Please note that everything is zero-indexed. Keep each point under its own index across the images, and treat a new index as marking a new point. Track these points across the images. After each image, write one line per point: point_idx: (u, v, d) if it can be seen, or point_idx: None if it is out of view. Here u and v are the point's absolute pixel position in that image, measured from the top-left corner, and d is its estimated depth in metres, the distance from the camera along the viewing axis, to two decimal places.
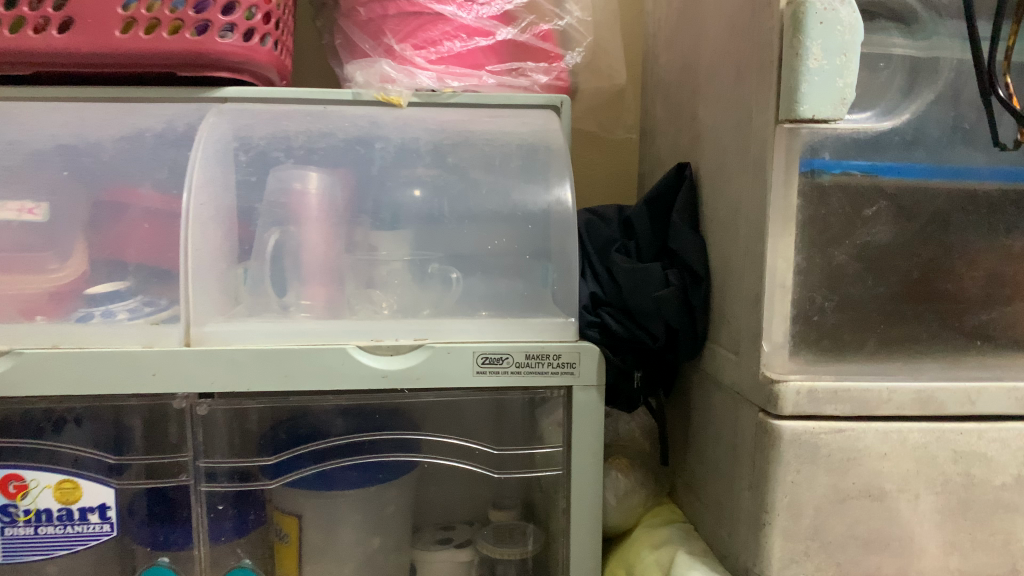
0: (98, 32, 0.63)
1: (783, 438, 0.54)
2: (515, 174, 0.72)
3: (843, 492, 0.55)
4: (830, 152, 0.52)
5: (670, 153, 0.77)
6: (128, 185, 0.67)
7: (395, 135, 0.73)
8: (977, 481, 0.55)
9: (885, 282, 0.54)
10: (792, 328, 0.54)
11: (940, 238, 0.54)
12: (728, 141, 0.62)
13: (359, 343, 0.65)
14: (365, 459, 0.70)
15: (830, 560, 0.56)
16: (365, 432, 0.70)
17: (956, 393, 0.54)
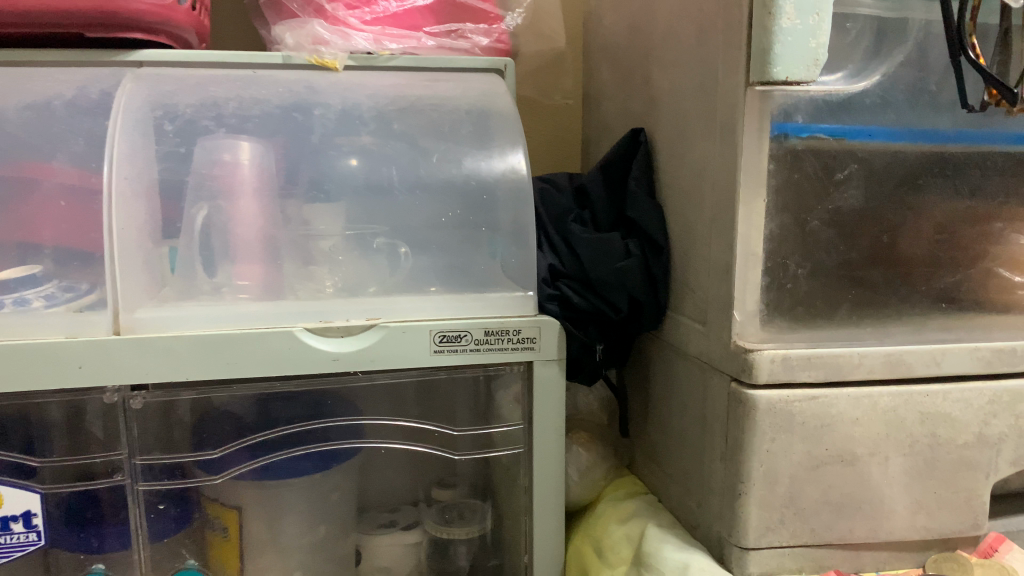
0: None
1: (758, 408, 0.53)
2: (465, 141, 0.68)
3: (816, 459, 0.55)
4: (804, 115, 0.51)
5: (620, 118, 0.75)
6: (38, 159, 0.59)
7: (335, 101, 0.68)
8: (943, 441, 0.56)
9: (857, 247, 0.54)
10: (765, 296, 0.54)
11: (912, 200, 0.54)
12: (691, 103, 0.60)
13: (307, 325, 0.61)
14: (321, 448, 0.66)
15: (805, 527, 0.56)
16: (314, 420, 0.65)
17: (923, 355, 0.54)
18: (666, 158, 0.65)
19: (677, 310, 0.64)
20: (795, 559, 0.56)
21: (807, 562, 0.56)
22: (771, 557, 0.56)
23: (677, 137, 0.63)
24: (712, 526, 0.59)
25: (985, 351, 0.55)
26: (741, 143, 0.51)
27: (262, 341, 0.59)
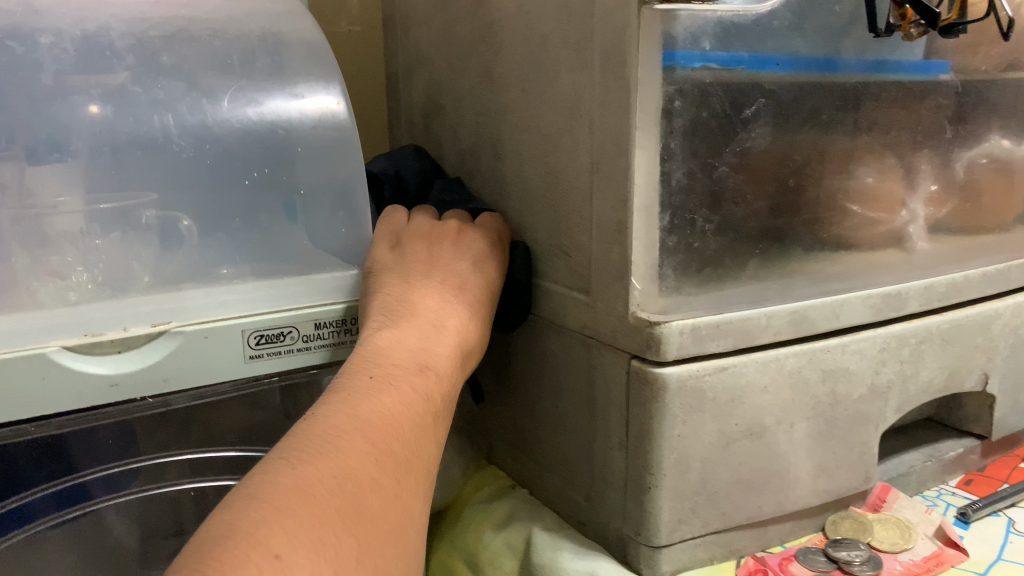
0: None
1: (668, 388, 0.46)
2: (260, 77, 0.52)
3: (726, 436, 0.48)
4: (711, 41, 0.43)
5: (442, 47, 0.63)
6: None
7: (68, 25, 0.49)
8: (841, 398, 0.52)
9: (762, 194, 0.47)
10: (669, 259, 0.46)
11: (811, 137, 0.49)
12: (553, 26, 0.49)
13: (68, 340, 0.43)
14: (97, 506, 0.49)
15: (716, 512, 0.49)
16: (90, 468, 0.49)
17: (825, 308, 0.50)
18: (516, 95, 0.54)
19: (546, 276, 0.54)
20: (706, 549, 0.50)
21: (718, 550, 0.51)
22: (683, 551, 0.49)
23: (532, 71, 0.52)
24: (611, 523, 0.51)
25: (876, 298, 0.52)
26: (634, 77, 0.42)
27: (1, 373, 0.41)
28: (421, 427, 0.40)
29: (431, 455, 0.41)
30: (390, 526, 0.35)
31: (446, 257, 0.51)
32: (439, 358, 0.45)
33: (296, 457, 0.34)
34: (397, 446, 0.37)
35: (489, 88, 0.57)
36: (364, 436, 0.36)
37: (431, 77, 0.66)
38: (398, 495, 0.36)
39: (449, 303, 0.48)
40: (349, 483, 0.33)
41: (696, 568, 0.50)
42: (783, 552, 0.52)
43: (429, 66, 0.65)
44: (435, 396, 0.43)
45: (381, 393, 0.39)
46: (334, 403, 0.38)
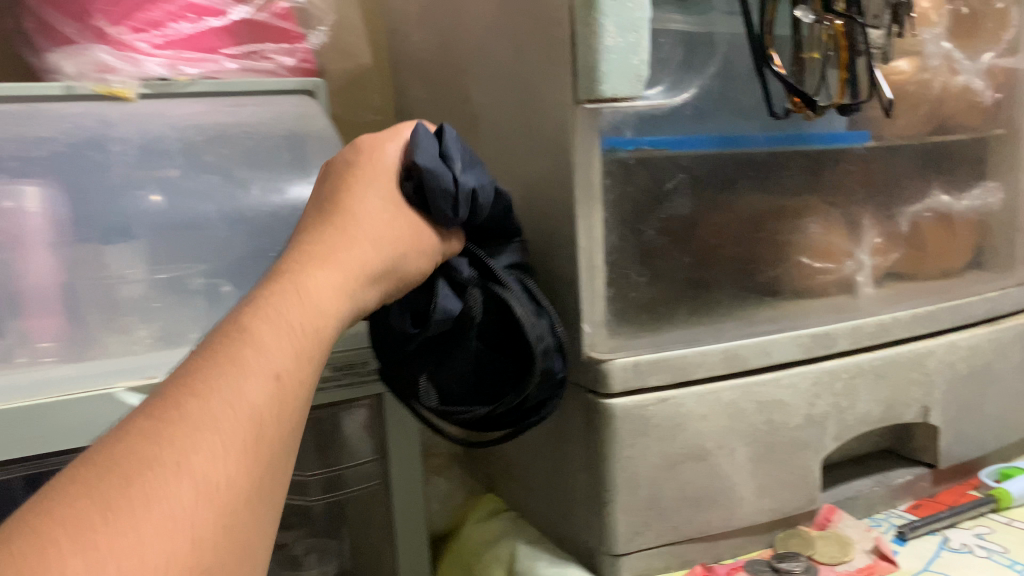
0: None
1: (615, 415, 0.54)
2: (285, 171, 0.67)
3: (672, 458, 0.56)
4: (631, 129, 0.53)
5: (439, 135, 0.75)
6: None
7: (134, 134, 0.62)
8: (778, 425, 0.59)
9: (687, 252, 0.57)
10: (611, 306, 0.55)
11: (729, 202, 0.59)
12: (516, 117, 0.60)
13: (131, 383, 0.53)
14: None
15: (668, 526, 0.57)
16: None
17: (754, 347, 0.58)
18: (493, 174, 0.65)
19: None
20: (661, 559, 0.57)
21: (673, 560, 0.58)
22: (640, 560, 0.57)
23: (504, 154, 0.63)
24: (580, 537, 0.59)
25: (804, 338, 0.60)
26: (574, 160, 0.52)
27: (76, 408, 0.51)
28: (250, 402, 0.31)
29: (287, 417, 0.33)
30: (186, 488, 0.28)
31: (332, 213, 0.44)
32: (288, 317, 0.36)
33: (52, 522, 0.25)
34: (202, 437, 0.29)
35: None
36: (150, 463, 0.27)
37: None
38: (219, 512, 0.28)
39: (320, 252, 0.41)
40: (147, 532, 0.26)
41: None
42: (732, 563, 0.59)
43: None
44: (288, 359, 0.34)
45: (193, 395, 0.30)
46: (125, 431, 0.29)
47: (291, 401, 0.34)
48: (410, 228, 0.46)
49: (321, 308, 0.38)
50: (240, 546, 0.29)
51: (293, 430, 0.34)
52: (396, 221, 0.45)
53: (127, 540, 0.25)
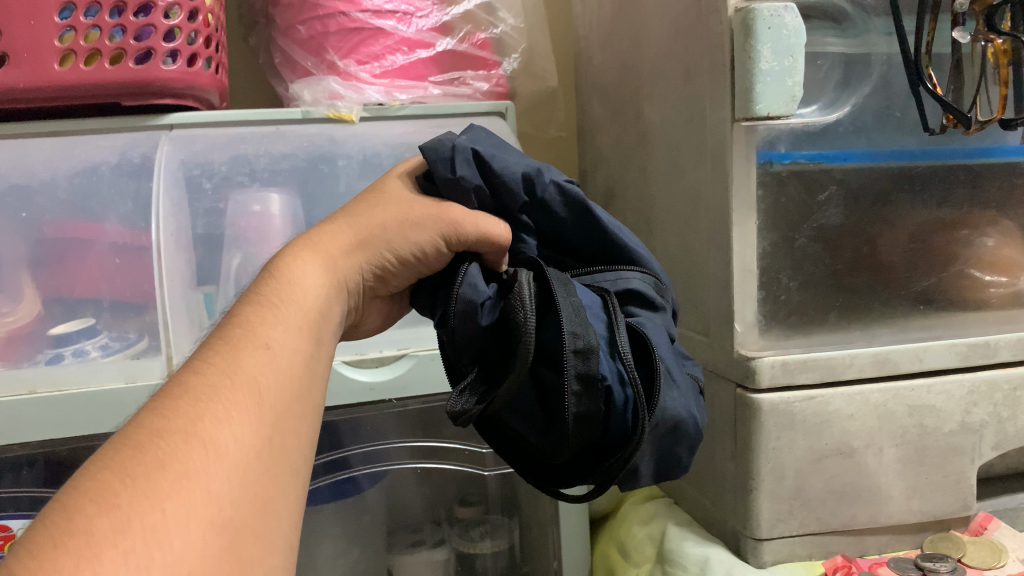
0: (33, 65, 0.60)
1: (762, 409, 0.58)
2: None
3: (817, 452, 0.59)
4: (785, 144, 0.58)
5: (616, 148, 0.82)
6: (91, 222, 0.67)
7: (356, 151, 0.75)
8: (930, 430, 0.61)
9: (839, 259, 0.61)
10: (762, 308, 0.60)
11: (885, 214, 0.61)
12: (681, 135, 0.66)
13: (346, 357, 0.66)
14: (351, 473, 0.76)
15: (811, 517, 0.61)
16: (349, 448, 0.75)
17: (907, 352, 0.60)
18: (660, 185, 0.71)
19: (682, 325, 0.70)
20: (804, 547, 0.61)
21: (816, 548, 0.62)
22: (783, 545, 0.61)
23: (671, 167, 0.69)
24: (728, 521, 0.64)
25: (961, 346, 0.61)
26: (731, 172, 0.57)
27: None
28: (245, 372, 0.33)
29: (289, 383, 0.34)
30: (194, 464, 0.28)
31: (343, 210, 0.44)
32: (273, 305, 0.37)
33: (82, 497, 0.26)
34: (206, 408, 0.30)
35: (647, 180, 0.75)
36: (158, 433, 0.29)
37: (608, 172, 0.85)
38: (235, 469, 0.29)
39: (306, 248, 0.41)
40: (167, 492, 0.26)
41: (797, 562, 0.61)
42: (876, 558, 0.62)
43: (608, 162, 0.85)
44: (292, 345, 0.36)
45: (186, 377, 0.32)
46: (133, 417, 0.30)
47: (285, 367, 0.35)
48: (437, 210, 0.43)
49: (313, 309, 0.38)
50: (258, 500, 0.30)
51: (303, 400, 0.35)
52: (418, 205, 0.44)
53: (149, 499, 0.26)
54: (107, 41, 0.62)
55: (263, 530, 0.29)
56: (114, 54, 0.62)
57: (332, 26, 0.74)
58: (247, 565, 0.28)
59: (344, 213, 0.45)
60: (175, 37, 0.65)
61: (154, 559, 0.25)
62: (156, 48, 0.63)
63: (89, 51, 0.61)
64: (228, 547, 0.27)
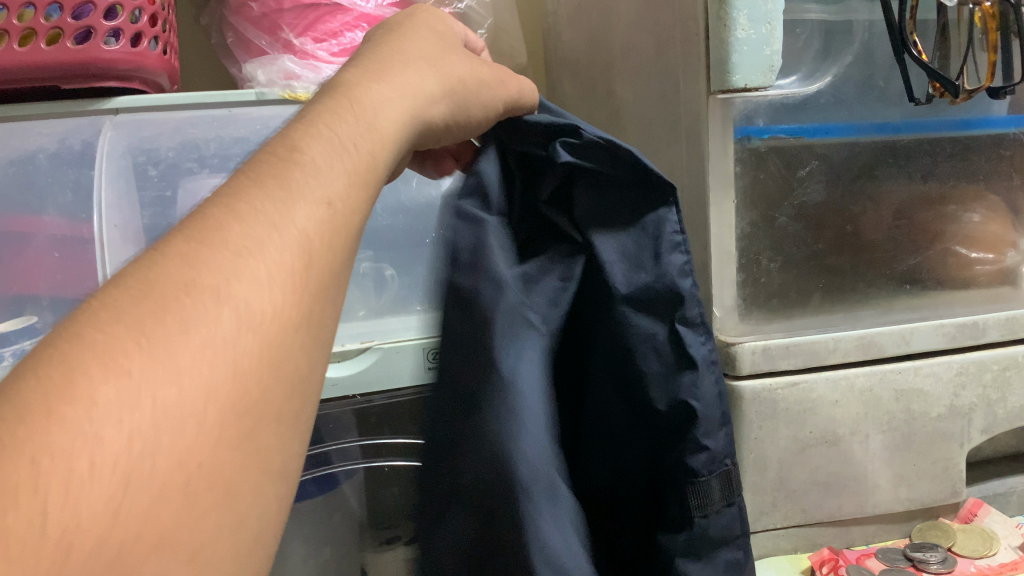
0: None
1: (743, 398, 0.55)
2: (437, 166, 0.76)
3: (801, 442, 0.57)
4: (763, 118, 0.54)
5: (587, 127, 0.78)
6: (28, 214, 0.63)
7: None
8: (917, 415, 0.58)
9: (821, 238, 0.58)
10: (742, 291, 0.57)
11: (869, 189, 0.58)
12: (655, 110, 0.63)
13: None
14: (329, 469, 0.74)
15: (796, 509, 0.58)
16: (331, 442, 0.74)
17: (893, 335, 0.57)
18: None
19: None
20: (790, 540, 0.59)
21: (801, 541, 0.59)
22: (766, 539, 0.58)
23: (644, 145, 0.66)
24: None
25: (949, 327, 0.58)
26: (706, 149, 0.54)
27: None
28: (297, 225, 0.26)
29: (342, 244, 0.28)
30: (221, 333, 0.22)
31: (430, 45, 0.39)
32: (342, 138, 0.30)
33: (83, 348, 0.20)
34: (247, 262, 0.24)
35: None
36: (184, 286, 0.23)
37: None
38: (267, 346, 0.24)
39: (396, 74, 0.35)
40: (185, 362, 0.21)
41: (781, 556, 0.59)
42: (864, 549, 0.59)
43: None
44: (345, 187, 0.29)
45: (230, 213, 0.25)
46: (157, 254, 0.24)
47: (342, 230, 0.28)
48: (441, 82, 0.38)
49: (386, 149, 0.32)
50: (286, 381, 0.24)
51: (345, 269, 0.29)
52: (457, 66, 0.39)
53: (162, 367, 0.21)
54: (43, 20, 0.57)
55: (286, 414, 0.24)
56: (51, 33, 0.57)
57: (286, 2, 0.70)
58: (267, 456, 0.23)
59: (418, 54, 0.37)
60: (117, 15, 0.60)
61: (159, 449, 0.20)
62: (96, 27, 0.59)
63: (24, 31, 0.57)
64: (240, 438, 0.22)
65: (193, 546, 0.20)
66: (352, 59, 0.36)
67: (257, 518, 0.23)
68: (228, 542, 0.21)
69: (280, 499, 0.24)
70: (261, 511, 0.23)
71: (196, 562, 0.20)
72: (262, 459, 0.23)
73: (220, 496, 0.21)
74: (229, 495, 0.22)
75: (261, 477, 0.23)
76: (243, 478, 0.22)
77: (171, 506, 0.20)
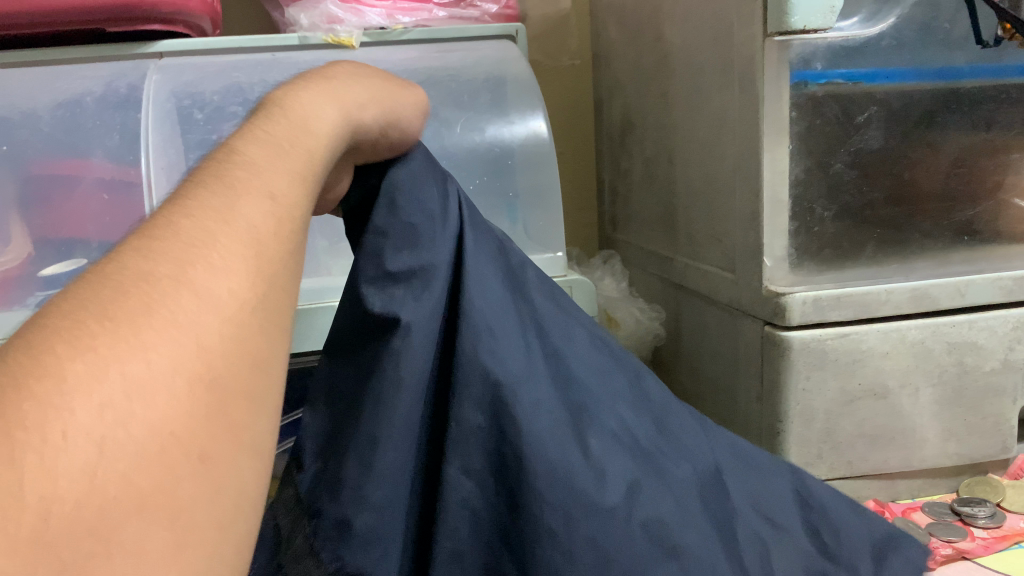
0: None
1: (792, 348, 0.54)
2: (483, 111, 0.70)
3: (849, 394, 0.56)
4: (821, 62, 0.53)
5: (633, 73, 0.77)
6: (77, 157, 0.63)
7: None
8: (969, 369, 0.57)
9: (877, 187, 0.56)
10: (794, 240, 0.56)
11: (928, 137, 0.56)
12: (706, 55, 0.61)
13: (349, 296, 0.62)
14: None
15: (842, 460, 0.57)
16: None
17: (948, 287, 0.56)
18: (682, 112, 0.67)
19: (703, 262, 0.66)
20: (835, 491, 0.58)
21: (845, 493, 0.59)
22: None
23: (693, 91, 0.64)
24: None
25: (1007, 280, 0.57)
26: (761, 94, 0.53)
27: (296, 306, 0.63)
28: (243, 217, 0.24)
29: (296, 237, 0.26)
30: (183, 307, 0.20)
31: (360, 76, 0.37)
32: (278, 140, 0.29)
33: (38, 335, 0.18)
34: (202, 249, 0.22)
35: (667, 107, 0.70)
36: (140, 277, 0.21)
37: (625, 100, 0.80)
38: (238, 323, 0.21)
39: (335, 90, 0.34)
40: (153, 334, 0.19)
41: None
42: (909, 502, 0.59)
43: (625, 89, 0.80)
44: (288, 181, 0.27)
45: (179, 214, 0.23)
46: (111, 256, 0.22)
47: (292, 221, 0.26)
48: (372, 101, 0.36)
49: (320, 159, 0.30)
50: (254, 359, 0.22)
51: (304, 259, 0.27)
52: (376, 89, 0.37)
53: (127, 342, 0.19)
54: None
55: (264, 390, 0.22)
56: None
57: None
58: (247, 424, 0.21)
59: (345, 88, 0.35)
60: None
61: (134, 416, 0.18)
62: None
63: None
64: (225, 412, 0.20)
65: (176, 507, 0.18)
66: (287, 82, 0.35)
67: (237, 495, 0.20)
68: (212, 512, 0.19)
69: (261, 476, 0.21)
70: (244, 487, 0.20)
71: (178, 528, 0.18)
72: (242, 430, 0.21)
73: (203, 464, 0.19)
74: (214, 464, 0.19)
75: (246, 446, 0.21)
76: (225, 452, 0.20)
77: (149, 471, 0.18)
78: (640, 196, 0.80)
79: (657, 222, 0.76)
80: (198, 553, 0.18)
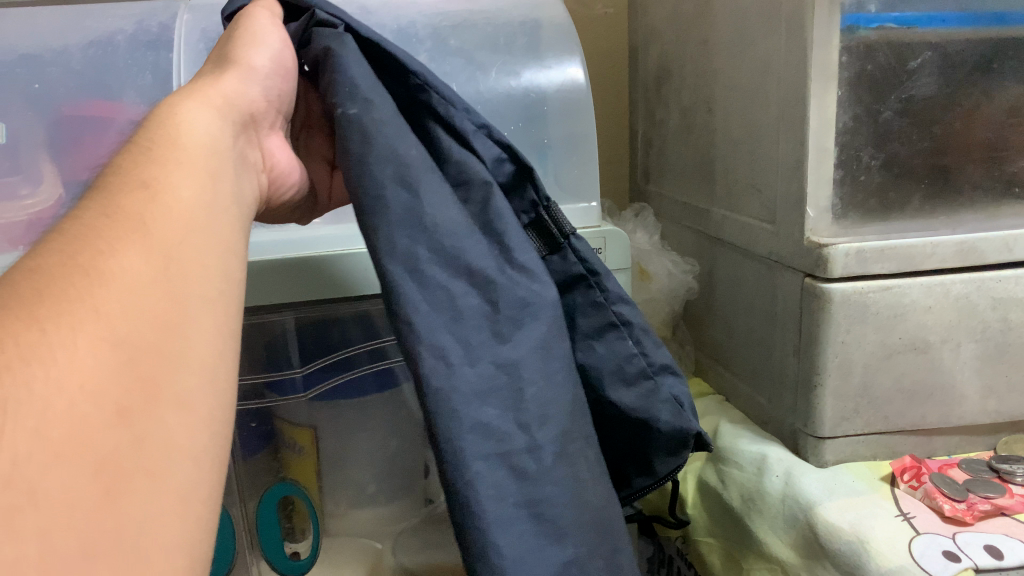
0: None
1: (833, 301, 0.53)
2: (519, 55, 0.67)
3: (890, 348, 0.55)
4: (875, 5, 0.51)
5: (670, 19, 0.76)
6: (110, 100, 0.60)
7: (389, 21, 0.68)
8: (1014, 325, 0.56)
9: (927, 136, 0.55)
10: (838, 191, 0.55)
11: (980, 86, 0.55)
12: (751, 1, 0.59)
13: None
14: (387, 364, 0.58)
15: (879, 416, 0.57)
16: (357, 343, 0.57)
17: (995, 242, 0.54)
18: (724, 59, 0.65)
19: (741, 213, 0.65)
20: (869, 447, 0.58)
21: (881, 449, 0.58)
22: (846, 445, 0.57)
23: (735, 37, 0.63)
24: (787, 420, 0.61)
25: None
26: (809, 38, 0.51)
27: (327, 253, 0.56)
28: (126, 218, 0.27)
29: (202, 219, 0.29)
30: (72, 304, 0.23)
31: (226, 60, 0.40)
32: (157, 146, 0.31)
33: None
34: (89, 246, 0.25)
35: (706, 52, 0.69)
36: (35, 285, 0.24)
37: (662, 48, 0.79)
38: (130, 304, 0.25)
39: (204, 91, 0.36)
40: (47, 315, 0.23)
41: (859, 462, 0.58)
42: (946, 459, 0.58)
43: (662, 38, 0.79)
44: (176, 175, 0.30)
45: (65, 233, 0.26)
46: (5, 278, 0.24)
47: (181, 207, 0.29)
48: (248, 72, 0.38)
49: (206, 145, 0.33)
50: (157, 324, 0.25)
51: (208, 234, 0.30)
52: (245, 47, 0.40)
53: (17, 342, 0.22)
54: None
55: (174, 349, 0.25)
56: None
57: None
58: (158, 387, 0.24)
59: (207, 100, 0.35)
60: None
61: (36, 377, 0.21)
62: None
63: None
64: (129, 378, 0.23)
65: (98, 458, 0.22)
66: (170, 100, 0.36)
67: (169, 441, 0.24)
68: (139, 459, 0.23)
69: (191, 425, 0.25)
70: (173, 440, 0.24)
71: (104, 475, 0.22)
72: (151, 388, 0.24)
73: (115, 415, 0.23)
74: (126, 418, 0.23)
75: (159, 402, 0.24)
76: (137, 403, 0.23)
77: (63, 427, 0.21)
78: (676, 146, 0.78)
79: (691, 173, 0.75)
80: (122, 495, 0.22)
